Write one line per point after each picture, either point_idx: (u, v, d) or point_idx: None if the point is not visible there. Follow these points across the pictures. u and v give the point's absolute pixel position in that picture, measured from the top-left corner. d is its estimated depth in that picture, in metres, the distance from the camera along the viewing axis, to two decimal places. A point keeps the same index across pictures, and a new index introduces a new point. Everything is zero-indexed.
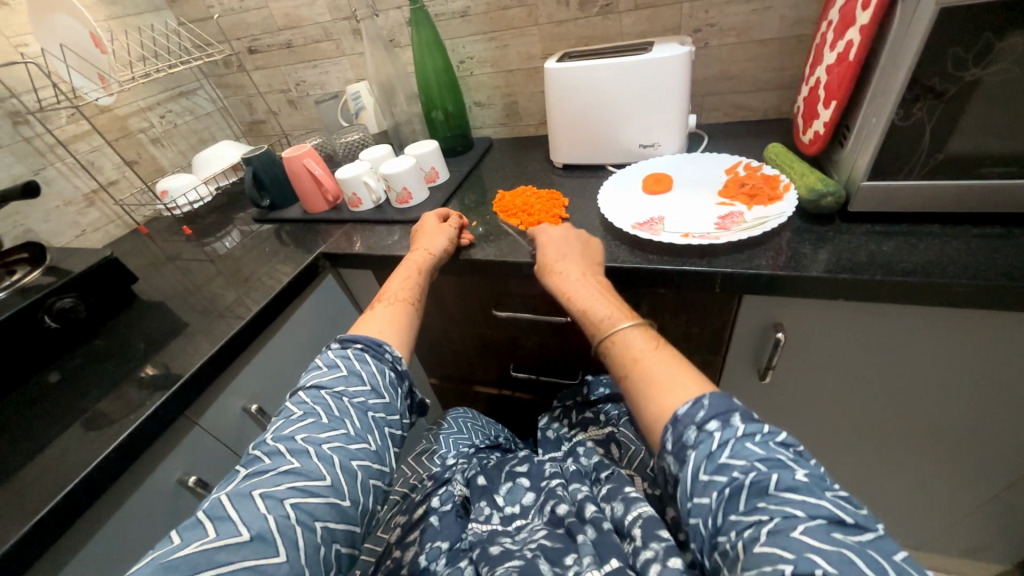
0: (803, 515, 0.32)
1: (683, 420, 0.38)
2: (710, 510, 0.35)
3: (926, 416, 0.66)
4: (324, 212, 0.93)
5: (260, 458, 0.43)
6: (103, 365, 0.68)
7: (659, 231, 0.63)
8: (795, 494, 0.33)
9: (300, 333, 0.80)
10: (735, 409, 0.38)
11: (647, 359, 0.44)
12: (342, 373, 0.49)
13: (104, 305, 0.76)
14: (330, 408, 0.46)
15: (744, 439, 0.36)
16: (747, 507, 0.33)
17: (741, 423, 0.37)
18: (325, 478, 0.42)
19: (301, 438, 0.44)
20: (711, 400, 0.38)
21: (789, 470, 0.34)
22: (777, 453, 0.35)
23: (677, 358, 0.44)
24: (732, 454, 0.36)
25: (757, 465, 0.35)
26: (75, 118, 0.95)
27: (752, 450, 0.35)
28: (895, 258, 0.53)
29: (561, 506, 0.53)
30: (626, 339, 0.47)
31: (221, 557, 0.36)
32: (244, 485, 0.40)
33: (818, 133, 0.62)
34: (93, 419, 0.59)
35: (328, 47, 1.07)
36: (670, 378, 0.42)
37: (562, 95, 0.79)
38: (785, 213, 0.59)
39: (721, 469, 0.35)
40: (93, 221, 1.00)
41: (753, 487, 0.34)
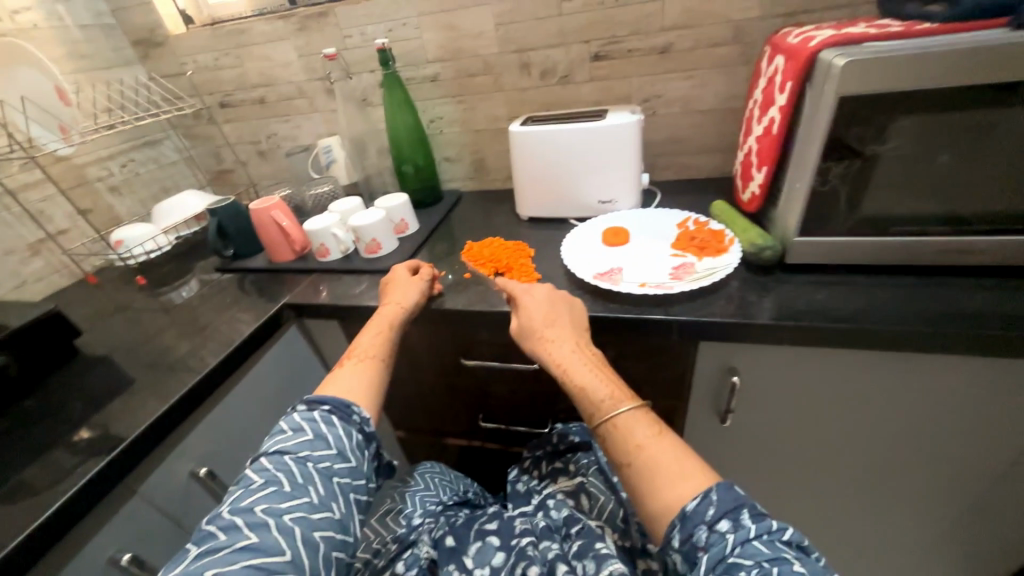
0: None
1: (693, 518, 0.40)
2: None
3: (876, 453, 0.70)
4: (291, 261, 0.92)
5: (213, 534, 0.40)
6: (33, 429, 0.62)
7: (618, 282, 0.67)
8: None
9: (260, 387, 0.77)
10: (740, 505, 0.40)
11: (652, 447, 0.45)
12: (308, 437, 0.47)
13: (40, 363, 0.71)
14: (293, 475, 0.44)
15: (752, 538, 0.38)
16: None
17: (750, 521, 0.39)
18: (284, 553, 0.40)
19: (261, 509, 0.41)
20: (718, 495, 0.40)
21: (790, 565, 0.36)
22: (782, 549, 0.37)
23: (675, 440, 0.46)
24: (736, 551, 0.38)
25: (762, 563, 0.36)
26: (29, 167, 0.92)
27: (754, 545, 0.37)
28: (829, 305, 0.59)
29: (532, 568, 0.51)
30: (630, 422, 0.48)
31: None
32: (194, 566, 0.38)
33: (754, 193, 0.70)
34: (15, 491, 0.53)
35: (302, 104, 1.11)
36: (677, 468, 0.43)
37: (526, 154, 0.85)
38: (731, 264, 0.65)
39: (729, 569, 0.37)
40: (36, 271, 0.95)
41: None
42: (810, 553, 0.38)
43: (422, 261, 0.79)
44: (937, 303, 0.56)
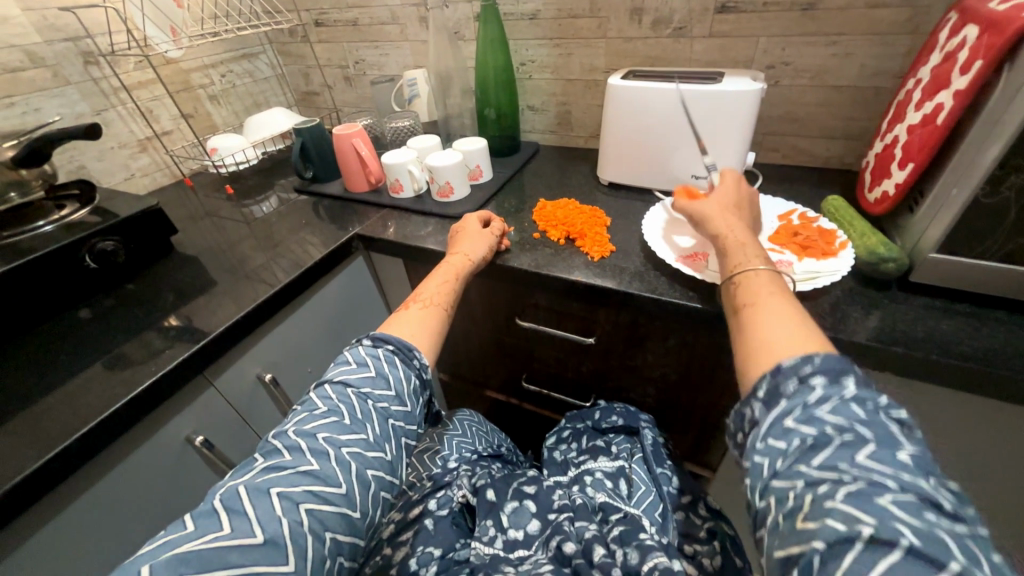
0: (895, 488, 0.30)
1: (785, 371, 0.37)
2: (788, 458, 0.34)
3: None
4: (365, 193, 0.93)
5: (278, 451, 0.42)
6: (133, 310, 0.70)
7: (702, 269, 0.61)
8: (890, 464, 0.31)
9: (325, 310, 0.81)
10: (847, 370, 0.36)
11: (765, 308, 0.43)
12: (370, 374, 0.49)
13: (142, 253, 0.77)
14: (353, 410, 0.46)
15: (850, 402, 0.34)
16: (829, 462, 0.32)
17: (852, 385, 0.35)
18: (340, 486, 0.42)
19: (322, 437, 0.43)
20: (823, 357, 0.37)
21: (891, 447, 0.32)
22: (885, 421, 0.33)
23: (797, 309, 0.43)
24: (827, 408, 0.34)
25: (858, 427, 0.33)
26: (143, 66, 0.97)
27: (852, 411, 0.34)
28: (952, 338, 0.50)
29: (567, 543, 0.51)
30: (754, 281, 0.47)
31: (231, 559, 0.36)
32: (261, 481, 0.40)
33: (886, 193, 0.60)
34: (117, 361, 0.60)
35: (393, 31, 1.07)
36: (789, 323, 0.41)
37: (621, 112, 0.78)
38: (839, 271, 0.57)
39: (810, 420, 0.34)
40: (142, 166, 1.02)
41: (840, 448, 0.32)
42: (917, 436, 0.34)
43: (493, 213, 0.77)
44: None
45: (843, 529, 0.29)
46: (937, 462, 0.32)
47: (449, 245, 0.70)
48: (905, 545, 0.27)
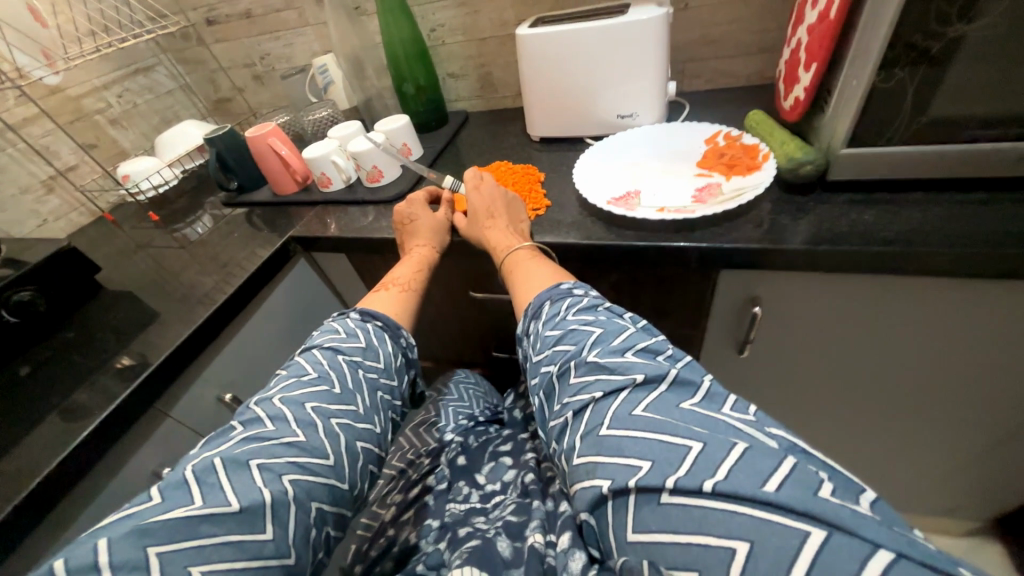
0: (597, 395, 0.41)
1: (521, 337, 0.52)
2: (546, 419, 0.46)
3: (897, 384, 0.68)
4: (295, 193, 0.90)
5: (261, 420, 0.41)
6: (70, 358, 0.66)
7: (634, 206, 0.61)
8: (591, 377, 0.42)
9: (277, 318, 0.79)
10: (540, 308, 0.51)
11: (512, 273, 0.58)
12: (361, 344, 0.50)
13: (66, 298, 0.74)
14: (344, 378, 0.46)
15: (550, 335, 0.47)
16: (559, 409, 0.44)
17: (545, 314, 0.50)
18: (328, 457, 0.41)
19: (311, 406, 0.42)
20: (532, 309, 0.51)
21: (581, 355, 0.44)
22: (574, 333, 0.46)
23: (529, 267, 0.57)
24: (542, 355, 0.47)
25: (558, 355, 0.45)
26: (24, 99, 0.89)
27: (553, 338, 0.47)
28: (871, 227, 0.52)
29: (529, 476, 0.57)
30: (509, 252, 0.59)
31: (204, 530, 0.33)
32: (239, 452, 0.38)
33: (799, 98, 0.60)
34: (61, 410, 0.58)
35: (291, 17, 1.01)
36: (521, 286, 0.56)
37: (535, 63, 0.76)
38: (763, 183, 0.58)
39: (538, 370, 0.47)
40: (54, 209, 0.96)
41: (560, 381, 0.45)
42: (604, 321, 0.46)
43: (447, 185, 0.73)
44: (998, 222, 0.50)
45: (595, 486, 0.37)
46: (618, 332, 0.44)
47: (398, 237, 0.66)
48: (633, 476, 0.36)
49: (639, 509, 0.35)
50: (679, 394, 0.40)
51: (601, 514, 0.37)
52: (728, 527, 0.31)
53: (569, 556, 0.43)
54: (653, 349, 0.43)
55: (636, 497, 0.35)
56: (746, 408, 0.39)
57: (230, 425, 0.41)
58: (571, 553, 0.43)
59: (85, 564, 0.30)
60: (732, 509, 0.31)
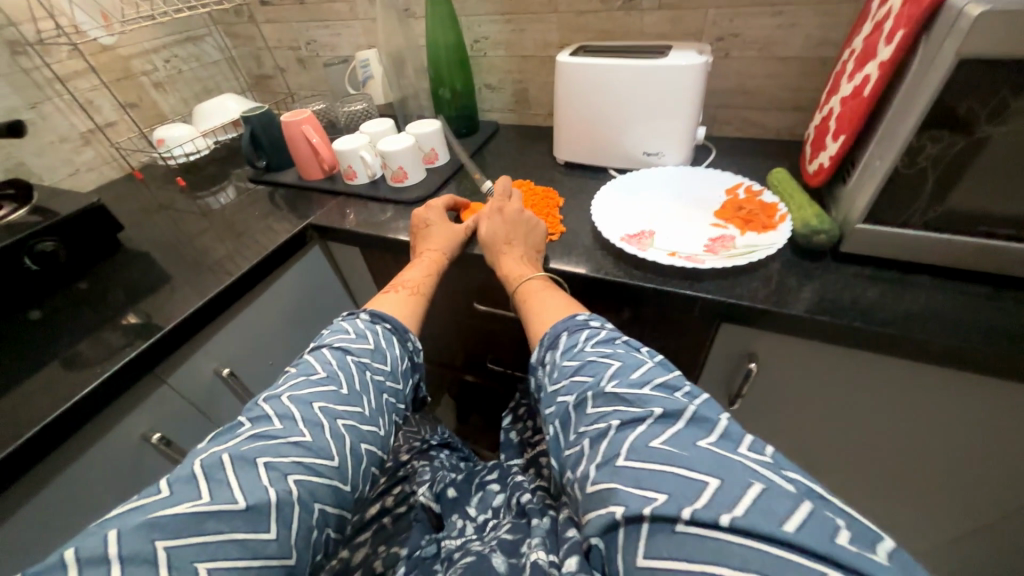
0: (614, 424, 0.41)
1: (537, 363, 0.53)
2: (560, 449, 0.46)
3: (884, 459, 0.68)
4: (320, 181, 0.92)
5: (270, 419, 0.42)
6: (81, 310, 0.69)
7: (646, 246, 0.62)
8: (609, 407, 0.43)
9: (283, 301, 0.81)
10: (558, 337, 0.52)
11: (529, 298, 0.59)
12: (370, 346, 0.51)
13: (86, 253, 0.76)
14: (352, 380, 0.47)
15: (567, 365, 0.49)
16: (574, 438, 0.44)
17: (563, 344, 0.51)
18: (333, 458, 0.42)
19: (318, 406, 0.44)
20: (548, 339, 0.52)
21: (599, 386, 0.45)
22: (592, 364, 0.47)
23: (545, 298, 0.58)
24: (560, 385, 0.48)
25: (576, 386, 0.46)
26: (76, 54, 0.92)
27: (570, 369, 0.48)
28: (877, 305, 0.53)
29: (524, 496, 0.58)
30: (523, 282, 0.60)
31: (209, 526, 0.35)
32: (248, 449, 0.39)
33: (823, 166, 0.61)
34: (65, 362, 0.59)
35: (342, 9, 1.03)
36: (535, 315, 0.57)
37: (571, 90, 0.77)
38: (775, 244, 0.58)
39: (553, 399, 0.48)
40: (87, 161, 0.99)
41: (577, 412, 0.45)
42: (621, 354, 0.47)
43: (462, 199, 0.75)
44: (1002, 320, 0.50)
45: (608, 512, 0.37)
46: (635, 366, 0.46)
47: (413, 239, 0.68)
48: (648, 504, 0.36)
49: (652, 537, 0.34)
50: (696, 432, 0.39)
51: (612, 540, 0.36)
52: (745, 559, 0.31)
53: None
54: (671, 386, 0.44)
55: (650, 527, 0.35)
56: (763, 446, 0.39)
57: (238, 421, 0.43)
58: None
59: (93, 556, 0.31)
60: (750, 545, 0.32)
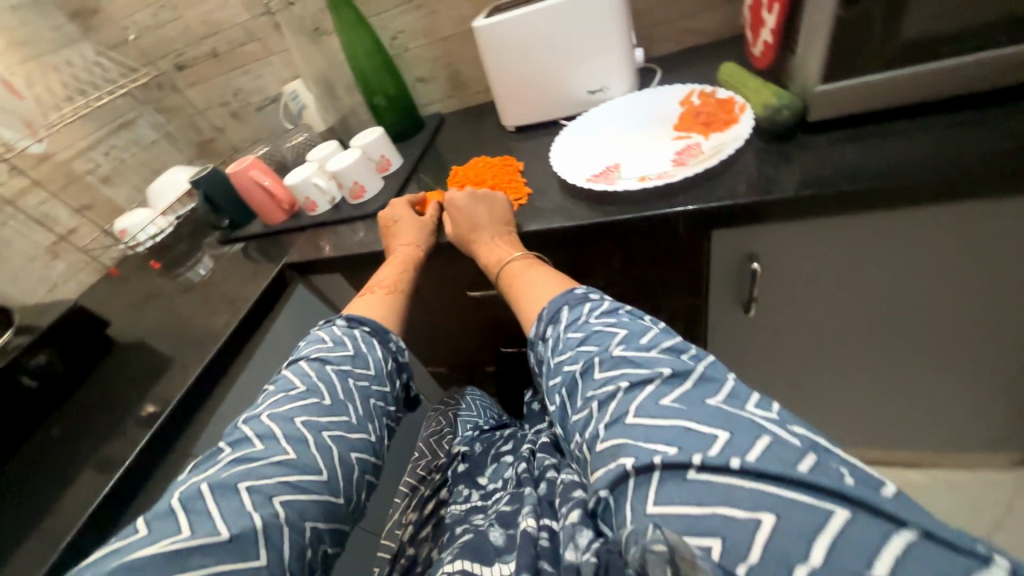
0: (623, 386, 0.40)
1: (535, 340, 0.51)
2: (567, 416, 0.44)
3: (915, 319, 0.65)
4: (285, 222, 0.91)
5: (250, 440, 0.41)
6: (92, 412, 0.69)
7: (614, 180, 0.60)
8: (617, 370, 0.41)
9: (283, 347, 0.80)
10: (559, 311, 0.49)
11: (515, 282, 0.57)
12: (349, 352, 0.50)
13: (80, 359, 0.75)
14: (333, 389, 0.46)
15: (571, 335, 0.46)
16: (582, 402, 0.42)
17: (565, 317, 0.48)
18: (321, 473, 0.41)
19: (300, 420, 0.43)
20: (546, 313, 0.50)
21: (607, 350, 0.43)
22: (596, 332, 0.45)
23: (531, 278, 0.56)
24: (564, 355, 0.46)
25: (581, 353, 0.44)
26: (16, 172, 0.92)
27: (575, 340, 0.46)
28: (858, 164, 0.51)
29: (522, 466, 0.56)
30: (504, 266, 0.58)
31: (194, 561, 0.34)
32: (227, 475, 0.38)
33: (767, 44, 0.58)
34: (90, 462, 0.60)
35: (255, 49, 1.03)
36: (524, 297, 0.55)
37: (497, 53, 0.75)
38: (742, 135, 0.56)
39: (557, 369, 0.46)
40: (62, 273, 0.99)
41: (584, 377, 0.43)
42: (625, 322, 0.45)
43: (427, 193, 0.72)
44: (988, 140, 0.48)
45: (618, 465, 0.36)
46: (642, 332, 0.43)
47: (384, 239, 0.66)
48: (658, 454, 0.34)
49: (663, 484, 0.33)
50: (706, 390, 0.38)
51: (621, 491, 0.36)
52: (754, 500, 0.30)
53: (577, 531, 0.40)
54: (677, 347, 0.42)
55: (662, 478, 0.34)
56: (770, 404, 0.37)
57: (219, 446, 0.42)
58: (578, 529, 0.40)
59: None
60: (761, 487, 0.30)
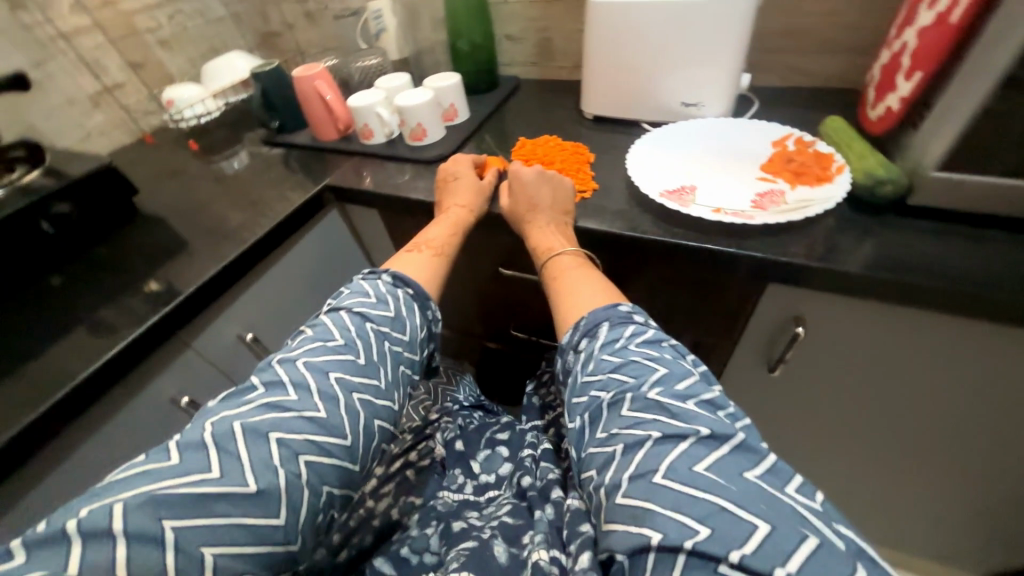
0: (654, 435, 0.38)
1: (566, 347, 0.49)
2: (583, 445, 0.43)
3: (930, 428, 0.64)
4: (335, 141, 0.88)
5: (283, 386, 0.40)
6: (102, 274, 0.68)
7: (688, 203, 0.58)
8: (649, 414, 0.40)
9: (302, 267, 0.78)
10: (598, 325, 0.47)
11: (561, 277, 0.55)
12: (390, 314, 0.48)
13: (102, 217, 0.74)
14: (369, 350, 0.44)
15: (606, 358, 0.45)
16: (606, 436, 0.41)
17: (604, 335, 0.46)
18: (346, 437, 0.40)
19: (334, 377, 0.41)
20: (585, 323, 0.48)
21: (641, 390, 0.41)
22: (633, 363, 0.43)
23: (578, 279, 0.54)
24: (594, 378, 0.44)
25: (615, 381, 0.43)
26: (79, 8, 0.88)
27: (610, 364, 0.44)
28: (945, 262, 0.48)
29: (525, 478, 0.54)
30: (553, 258, 0.56)
31: (218, 508, 0.34)
32: (259, 422, 0.37)
33: (890, 110, 0.55)
34: (91, 324, 0.59)
35: None
36: (564, 298, 0.53)
37: (603, 34, 0.71)
38: (834, 198, 0.53)
39: (584, 391, 0.45)
40: (98, 124, 0.96)
41: (611, 410, 0.42)
42: (665, 360, 0.43)
43: (488, 157, 0.70)
44: None
45: (641, 534, 0.34)
46: (680, 375, 0.42)
47: (437, 193, 0.64)
48: (690, 537, 0.33)
49: (689, 569, 0.32)
50: (741, 461, 0.37)
51: (639, 562, 0.34)
52: None
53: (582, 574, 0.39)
54: (714, 402, 0.41)
55: (688, 563, 0.32)
56: (813, 492, 0.36)
57: (249, 385, 0.41)
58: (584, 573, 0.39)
59: (98, 531, 0.30)
60: None
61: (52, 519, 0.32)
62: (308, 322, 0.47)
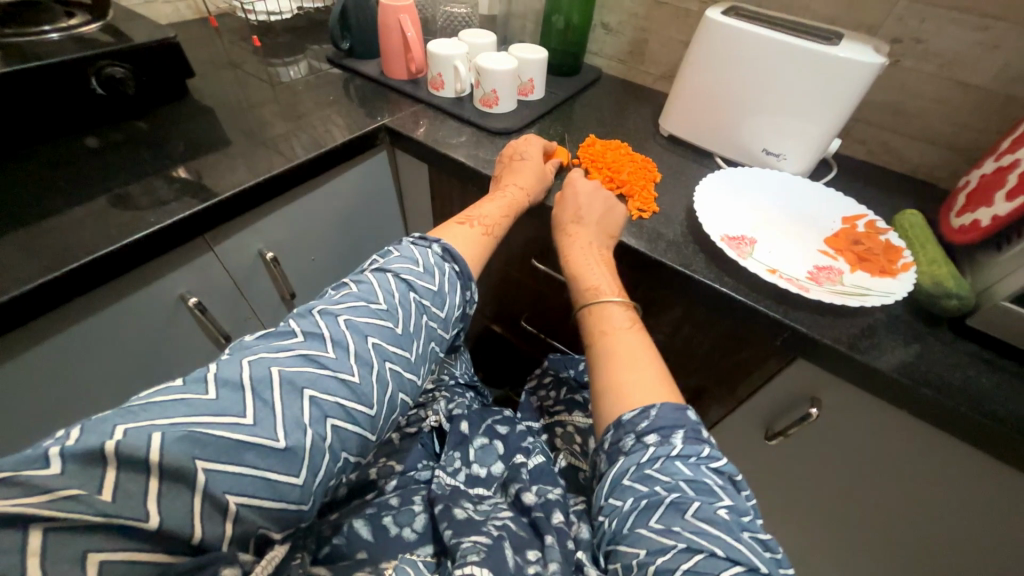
0: (720, 554, 0.34)
1: (625, 426, 0.41)
2: (628, 526, 0.37)
3: (902, 542, 0.64)
4: (402, 81, 0.84)
5: (322, 341, 0.39)
6: (137, 149, 0.65)
7: (746, 255, 0.56)
8: (714, 529, 0.35)
9: (337, 200, 0.76)
10: (676, 427, 0.40)
11: (614, 335, 0.49)
12: (433, 287, 0.47)
13: (152, 91, 0.71)
14: (407, 321, 0.43)
15: (675, 459, 0.39)
16: (662, 529, 0.35)
17: (679, 441, 0.40)
18: (371, 407, 0.39)
19: (371, 343, 0.40)
20: (658, 412, 0.41)
21: (711, 504, 0.36)
22: (703, 478, 0.38)
23: (641, 347, 0.48)
24: (660, 470, 0.38)
25: (682, 486, 0.37)
26: None
27: (680, 471, 0.38)
28: (987, 396, 0.47)
29: (528, 496, 0.51)
30: (602, 309, 0.52)
31: (247, 457, 0.32)
32: (297, 375, 0.36)
33: (976, 223, 0.53)
34: (118, 199, 0.57)
35: None
36: (627, 367, 0.45)
37: (708, 55, 0.67)
38: (893, 294, 0.51)
39: (644, 480, 0.38)
40: None
41: (671, 508, 0.36)
42: (732, 485, 0.39)
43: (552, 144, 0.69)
44: None
45: None
46: (745, 508, 0.38)
47: (500, 167, 0.63)
48: None
49: None
50: None
51: None
52: None
53: None
54: (769, 544, 0.36)
55: None
56: None
57: (290, 330, 0.39)
58: None
59: (135, 459, 0.29)
60: None
61: (84, 429, 0.29)
62: (352, 276, 0.46)
